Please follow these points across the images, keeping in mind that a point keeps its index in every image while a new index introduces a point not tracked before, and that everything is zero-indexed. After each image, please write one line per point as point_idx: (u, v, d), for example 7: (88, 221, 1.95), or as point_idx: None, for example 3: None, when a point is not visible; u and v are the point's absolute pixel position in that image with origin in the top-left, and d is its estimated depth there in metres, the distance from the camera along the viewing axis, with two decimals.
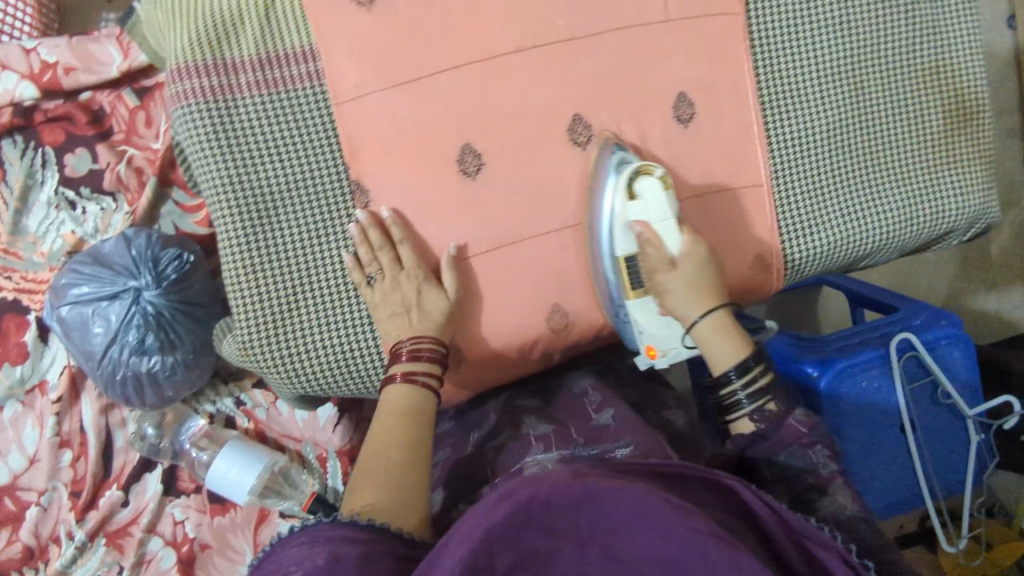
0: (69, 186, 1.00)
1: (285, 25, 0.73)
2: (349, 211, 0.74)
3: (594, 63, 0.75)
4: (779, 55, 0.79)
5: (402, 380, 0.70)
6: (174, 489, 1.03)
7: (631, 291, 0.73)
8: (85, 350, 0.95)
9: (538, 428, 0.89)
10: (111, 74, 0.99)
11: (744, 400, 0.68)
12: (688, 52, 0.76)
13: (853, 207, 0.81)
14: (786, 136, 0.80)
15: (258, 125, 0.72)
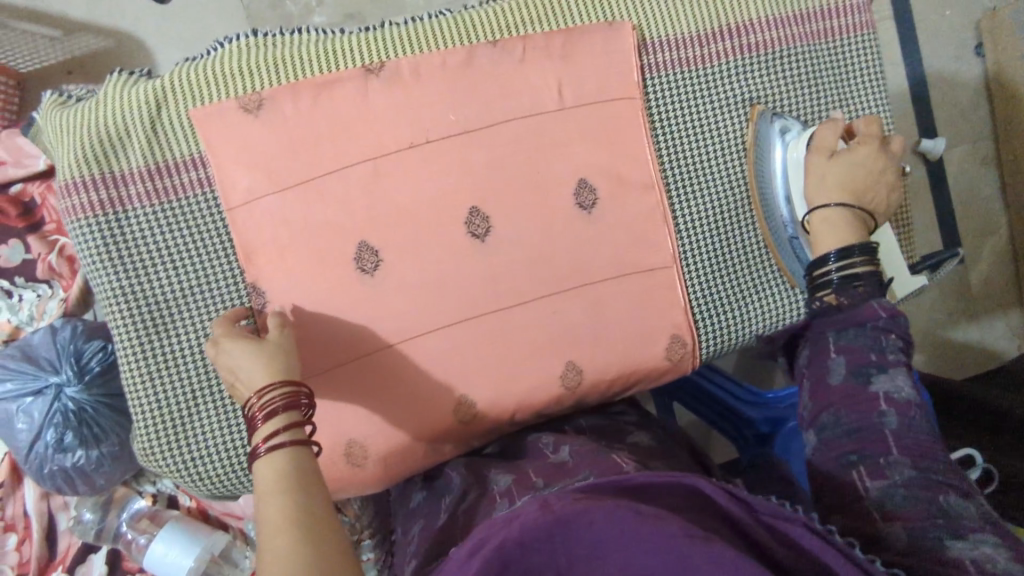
0: (3, 276, 1.01)
1: (172, 134, 0.73)
2: None
3: (488, 154, 0.75)
4: (681, 138, 0.80)
5: (265, 451, 0.60)
6: (119, 569, 1.06)
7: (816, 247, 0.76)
8: (13, 445, 0.91)
9: (501, 479, 0.73)
10: (39, 167, 0.99)
11: (837, 279, 0.70)
12: (585, 137, 0.77)
13: (765, 282, 0.82)
14: (693, 219, 0.81)
15: (149, 236, 0.72)
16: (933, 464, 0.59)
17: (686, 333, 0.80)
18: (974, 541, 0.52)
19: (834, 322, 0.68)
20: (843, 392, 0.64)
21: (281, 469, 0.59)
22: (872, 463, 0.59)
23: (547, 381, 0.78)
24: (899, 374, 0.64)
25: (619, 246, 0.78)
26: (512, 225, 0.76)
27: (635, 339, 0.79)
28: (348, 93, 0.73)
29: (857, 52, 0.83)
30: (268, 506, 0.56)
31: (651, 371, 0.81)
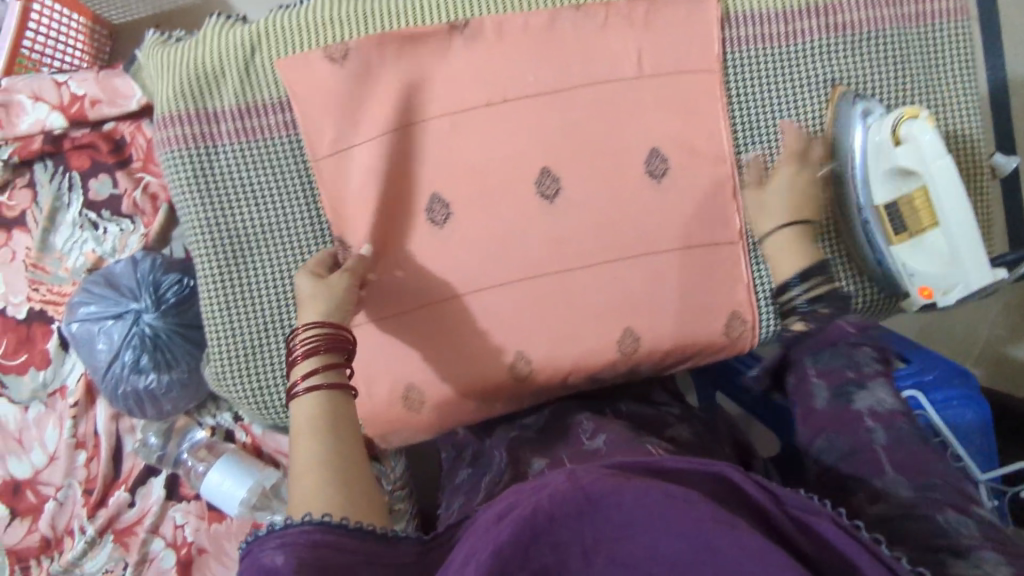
0: (92, 208, 1.08)
1: (262, 75, 0.76)
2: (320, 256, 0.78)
3: (563, 117, 0.76)
4: (758, 116, 0.80)
5: (303, 390, 0.63)
6: (176, 495, 1.14)
7: (897, 236, 0.73)
8: (93, 364, 0.97)
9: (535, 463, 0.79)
10: (131, 107, 1.05)
11: (802, 303, 0.77)
12: (661, 107, 0.77)
13: (831, 268, 0.81)
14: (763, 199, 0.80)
15: (235, 171, 0.76)
16: (930, 481, 0.66)
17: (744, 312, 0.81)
18: (976, 555, 0.56)
19: (808, 348, 0.82)
20: (830, 414, 0.77)
21: (313, 411, 0.61)
22: (872, 488, 0.68)
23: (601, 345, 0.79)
24: (879, 389, 0.77)
25: (685, 218, 0.78)
26: (580, 191, 0.77)
27: (694, 312, 0.79)
28: (432, 48, 0.75)
29: (947, 35, 0.81)
30: (299, 446, 0.58)
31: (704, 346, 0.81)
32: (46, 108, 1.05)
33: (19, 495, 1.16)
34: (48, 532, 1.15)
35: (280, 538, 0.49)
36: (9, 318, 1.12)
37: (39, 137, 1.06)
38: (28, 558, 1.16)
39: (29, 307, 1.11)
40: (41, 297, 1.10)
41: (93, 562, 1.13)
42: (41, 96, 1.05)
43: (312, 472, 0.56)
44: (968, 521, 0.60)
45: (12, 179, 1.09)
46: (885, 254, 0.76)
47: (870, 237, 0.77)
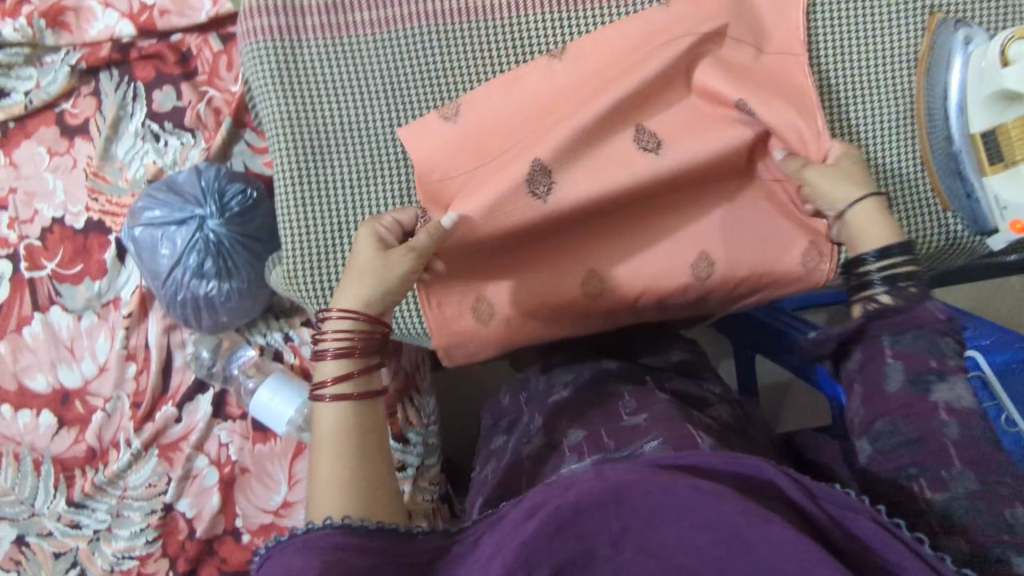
0: (155, 119, 1.08)
1: None
2: (395, 157, 0.78)
3: (654, 31, 0.75)
4: (849, 40, 0.78)
5: (330, 400, 0.61)
6: (222, 413, 1.15)
7: (992, 166, 0.70)
8: (153, 270, 0.97)
9: (571, 435, 0.82)
10: (200, 19, 1.05)
11: (876, 282, 0.66)
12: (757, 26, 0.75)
13: (915, 203, 0.79)
14: (846, 127, 0.79)
15: (319, 66, 0.77)
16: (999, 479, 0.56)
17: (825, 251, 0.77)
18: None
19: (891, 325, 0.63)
20: (901, 401, 0.60)
21: (341, 419, 0.61)
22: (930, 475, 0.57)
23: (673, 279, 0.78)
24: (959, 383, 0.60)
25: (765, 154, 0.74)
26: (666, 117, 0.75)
27: (773, 242, 0.78)
28: None
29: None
30: (323, 453, 0.59)
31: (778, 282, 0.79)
32: (116, 16, 1.06)
33: (66, 405, 1.17)
34: (94, 443, 1.16)
35: (301, 541, 0.50)
36: (67, 227, 1.12)
37: (107, 45, 1.06)
38: (72, 468, 1.17)
39: (87, 217, 1.12)
40: (99, 207, 1.11)
41: (137, 475, 1.15)
42: (112, 5, 1.06)
43: (334, 487, 0.57)
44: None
45: (77, 86, 1.08)
46: (975, 185, 0.73)
47: (961, 169, 0.74)
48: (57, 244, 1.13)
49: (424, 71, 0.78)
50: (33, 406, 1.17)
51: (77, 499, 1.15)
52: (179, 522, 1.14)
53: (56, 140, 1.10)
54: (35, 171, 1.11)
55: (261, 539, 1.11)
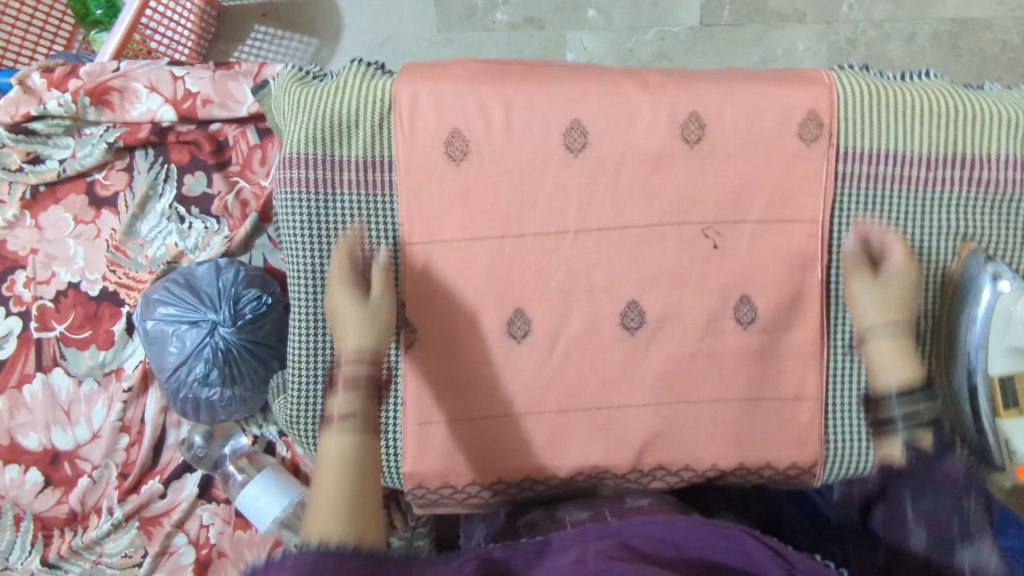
0: (183, 203, 1.08)
1: (368, 123, 0.73)
2: (399, 322, 0.77)
3: (675, 188, 0.74)
4: (854, 262, 0.76)
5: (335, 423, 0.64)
6: (208, 495, 1.15)
7: (1005, 411, 0.69)
8: (159, 364, 0.97)
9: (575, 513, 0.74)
10: (241, 113, 1.05)
11: (897, 422, 0.69)
12: (779, 207, 0.74)
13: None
14: (846, 337, 0.77)
15: (349, 224, 0.74)
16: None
17: (807, 303, 0.76)
18: None
19: (917, 482, 0.70)
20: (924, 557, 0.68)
21: (343, 454, 0.62)
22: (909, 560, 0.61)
23: (621, 259, 0.75)
24: (987, 549, 0.66)
25: (775, 188, 0.74)
26: (655, 301, 0.75)
27: (773, 438, 0.77)
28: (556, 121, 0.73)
29: None
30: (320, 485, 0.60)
31: (750, 353, 0.76)
32: (159, 100, 1.05)
33: (54, 467, 1.16)
34: (77, 506, 1.16)
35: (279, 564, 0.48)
36: (82, 292, 1.13)
37: (147, 126, 1.06)
38: (52, 528, 1.16)
39: (102, 286, 1.12)
40: (116, 279, 1.11)
41: (115, 544, 1.14)
42: (157, 88, 1.04)
43: (330, 513, 0.56)
44: None
45: (111, 159, 1.09)
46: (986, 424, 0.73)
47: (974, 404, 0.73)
48: (69, 309, 1.13)
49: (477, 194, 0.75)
50: (21, 462, 1.16)
51: (52, 560, 1.14)
52: None
53: (84, 208, 1.11)
54: (58, 235, 1.12)
55: None
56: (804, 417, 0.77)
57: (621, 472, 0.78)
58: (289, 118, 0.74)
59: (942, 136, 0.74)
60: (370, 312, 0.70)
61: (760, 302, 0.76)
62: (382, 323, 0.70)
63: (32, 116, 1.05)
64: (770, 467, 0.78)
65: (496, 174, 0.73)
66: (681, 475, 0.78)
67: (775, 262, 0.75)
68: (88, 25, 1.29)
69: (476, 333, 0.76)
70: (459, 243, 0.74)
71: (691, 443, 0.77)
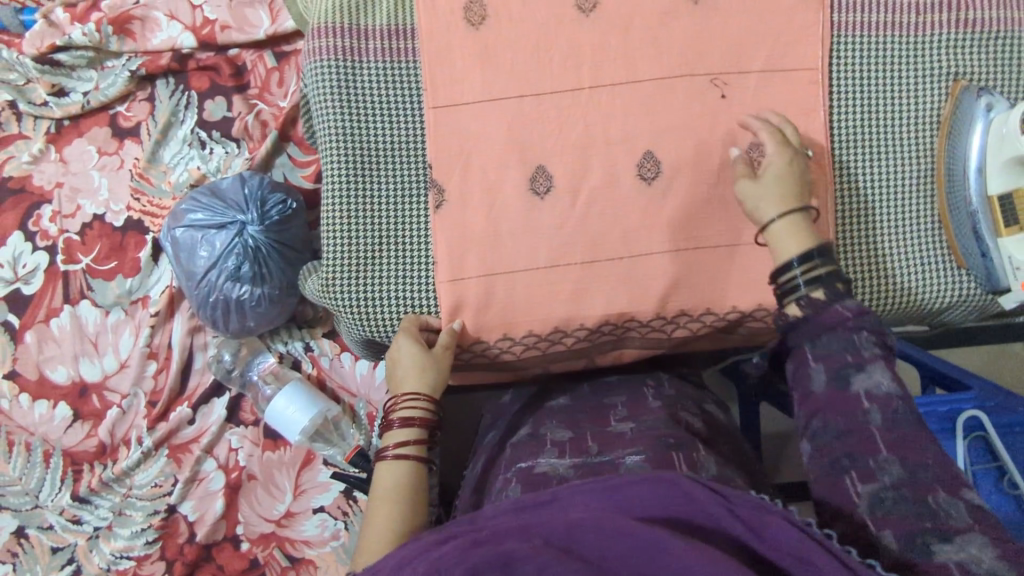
0: (204, 128, 1.12)
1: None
2: (426, 182, 0.81)
3: (681, 41, 0.80)
4: (854, 102, 0.82)
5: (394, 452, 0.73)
6: (236, 418, 1.16)
7: (1005, 228, 0.75)
8: (188, 271, 1.00)
9: (557, 432, 0.79)
10: (258, 36, 1.11)
11: (801, 284, 0.69)
12: (778, 55, 0.80)
13: (933, 258, 0.82)
14: (851, 175, 0.82)
15: (375, 89, 0.80)
16: (923, 461, 0.57)
17: (814, 146, 0.81)
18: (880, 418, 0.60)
19: (809, 333, 0.66)
20: (828, 399, 0.63)
21: (398, 478, 0.71)
22: (863, 468, 0.58)
23: (635, 112, 0.80)
24: (878, 370, 0.62)
25: (773, 37, 0.80)
26: (671, 152, 0.80)
27: None
28: None
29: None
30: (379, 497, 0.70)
31: None
32: (179, 27, 1.10)
33: (83, 399, 1.16)
34: (106, 438, 1.14)
35: None
36: (107, 223, 1.16)
37: (167, 54, 1.11)
38: (82, 462, 1.14)
39: (127, 216, 1.15)
40: (140, 207, 1.14)
41: (144, 475, 1.13)
42: (177, 17, 1.10)
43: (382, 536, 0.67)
44: (959, 505, 0.54)
45: (133, 91, 1.14)
46: (988, 245, 0.77)
47: (975, 228, 0.78)
48: (94, 240, 1.16)
49: (499, 60, 0.79)
50: (50, 398, 1.15)
51: (82, 494, 1.12)
52: (180, 525, 1.11)
53: (107, 141, 1.15)
54: (82, 168, 1.16)
55: (261, 548, 1.11)
56: None
57: (646, 321, 0.82)
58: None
59: None
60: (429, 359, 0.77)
61: (769, 148, 0.80)
62: (441, 371, 0.78)
63: (56, 48, 1.11)
64: None
65: (513, 37, 0.79)
66: (705, 320, 0.82)
67: (778, 108, 0.80)
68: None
69: (501, 192, 0.80)
70: (480, 103, 0.79)
71: (714, 287, 0.81)
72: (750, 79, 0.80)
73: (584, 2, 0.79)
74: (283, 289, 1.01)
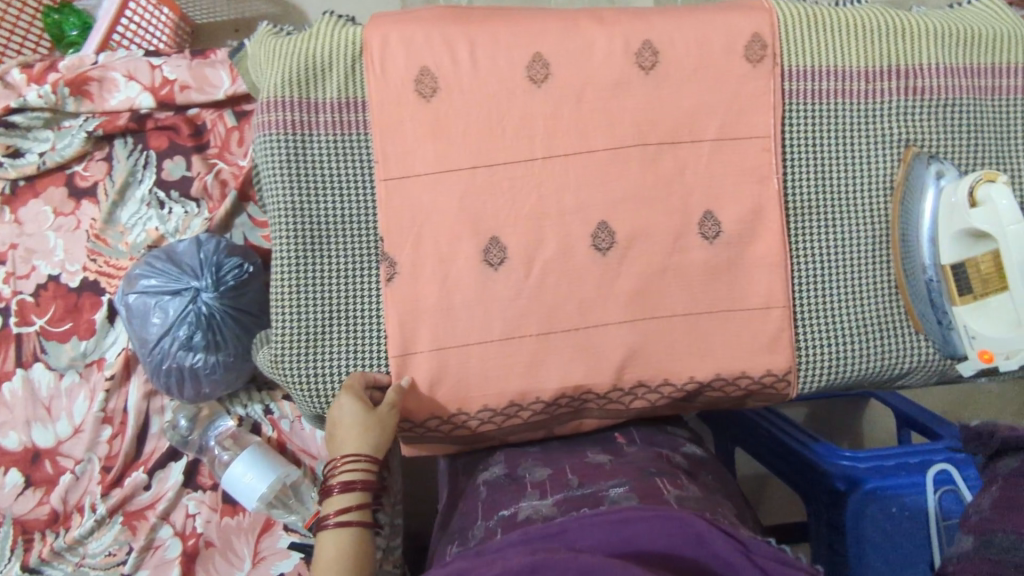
0: (162, 187, 1.11)
1: (340, 67, 0.79)
2: (378, 254, 0.80)
3: (633, 110, 0.80)
4: (808, 169, 0.82)
5: (335, 519, 0.71)
6: (193, 483, 1.12)
7: (959, 297, 0.76)
8: (141, 337, 0.97)
9: (535, 472, 0.79)
10: (218, 96, 1.10)
11: None
12: (731, 123, 0.80)
13: (890, 323, 0.82)
14: (808, 242, 0.82)
15: (326, 162, 0.79)
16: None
17: (768, 215, 0.80)
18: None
19: None
20: None
21: (342, 547, 0.71)
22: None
23: (587, 181, 0.79)
24: None
25: (725, 106, 0.80)
26: (627, 221, 0.79)
27: (748, 348, 0.80)
28: (519, 58, 0.79)
29: (974, 74, 0.83)
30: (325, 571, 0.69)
31: (720, 265, 0.80)
32: (138, 88, 1.09)
33: (35, 466, 1.12)
34: (58, 506, 1.11)
35: None
36: (62, 284, 1.13)
37: (126, 115, 1.10)
38: (32, 531, 1.10)
39: (83, 276, 1.13)
40: (97, 268, 1.12)
41: (97, 544, 1.09)
42: (135, 77, 1.09)
43: None
44: None
45: (91, 150, 1.12)
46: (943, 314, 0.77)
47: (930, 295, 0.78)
48: (49, 301, 1.13)
49: (451, 131, 0.79)
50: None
51: (33, 564, 1.07)
52: None
53: (63, 200, 1.13)
54: (38, 228, 1.13)
55: None
56: (777, 323, 0.80)
57: (602, 392, 0.81)
58: (263, 66, 0.79)
59: (875, 50, 0.82)
60: (374, 419, 0.74)
61: (723, 217, 0.80)
62: (387, 430, 0.75)
63: (12, 109, 1.10)
64: (746, 376, 0.81)
65: (465, 109, 0.79)
66: (662, 390, 0.81)
67: (731, 175, 0.80)
68: (65, 47, 1.25)
69: (454, 264, 0.78)
70: (433, 174, 0.79)
71: (670, 357, 0.80)
72: (703, 149, 0.80)
73: (535, 73, 0.79)
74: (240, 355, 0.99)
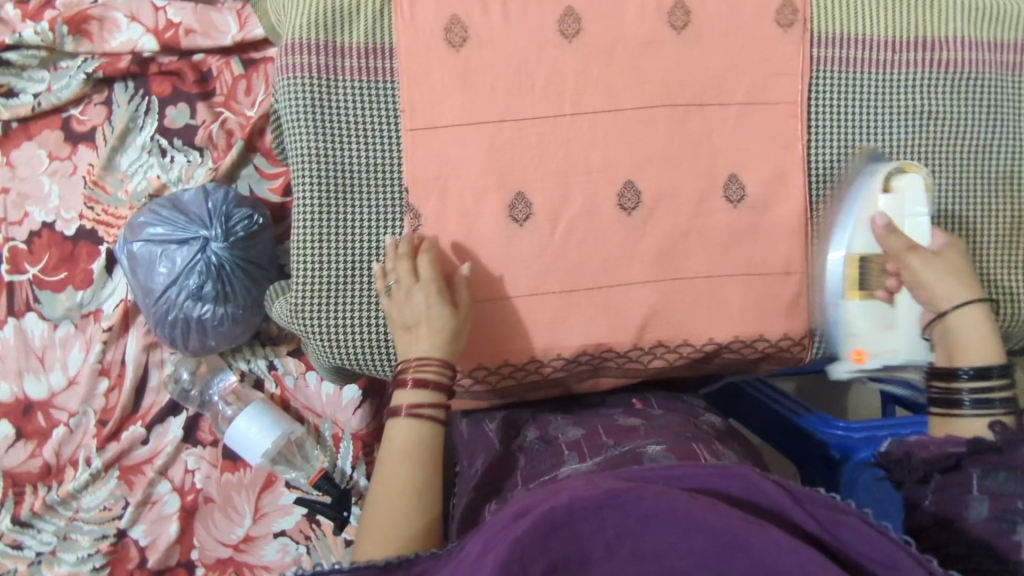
0: (165, 135, 1.07)
1: (367, 11, 0.77)
2: (401, 205, 0.79)
3: (663, 70, 0.79)
4: (832, 137, 0.82)
5: (408, 411, 0.71)
6: (193, 438, 1.10)
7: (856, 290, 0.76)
8: (146, 286, 0.95)
9: (569, 432, 0.79)
10: (224, 42, 1.07)
11: None
12: (758, 87, 0.81)
13: None
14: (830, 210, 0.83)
15: (350, 108, 0.77)
16: None
17: (791, 180, 0.81)
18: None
19: None
20: None
21: (412, 436, 0.70)
22: None
23: (615, 139, 0.79)
24: None
25: (753, 69, 0.81)
26: (653, 180, 0.79)
27: (766, 311, 0.81)
28: (550, 13, 0.78)
29: (996, 50, 0.85)
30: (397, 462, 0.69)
31: (742, 228, 0.81)
32: (140, 30, 1.06)
33: (27, 417, 1.09)
34: (51, 459, 1.08)
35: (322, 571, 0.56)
36: (57, 232, 1.09)
37: (127, 57, 1.06)
38: (24, 484, 1.07)
39: (79, 224, 1.09)
40: (94, 216, 1.09)
41: (93, 497, 1.07)
42: (138, 19, 1.06)
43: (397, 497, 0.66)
44: None
45: (89, 93, 1.08)
46: None
47: None
48: (43, 249, 1.09)
49: (480, 83, 0.77)
50: None
51: (24, 517, 1.05)
52: (130, 550, 1.06)
53: (59, 144, 1.09)
54: (32, 172, 1.09)
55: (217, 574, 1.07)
56: (793, 287, 0.82)
57: (622, 351, 0.81)
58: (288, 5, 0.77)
59: (902, 20, 0.82)
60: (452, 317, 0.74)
61: (748, 180, 0.80)
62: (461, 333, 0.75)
63: (7, 46, 1.05)
64: (765, 339, 0.82)
65: (494, 60, 0.78)
66: (681, 350, 0.82)
67: (756, 139, 0.81)
68: None
69: (479, 218, 0.78)
70: (459, 126, 0.77)
71: (690, 317, 0.81)
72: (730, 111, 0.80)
73: (567, 28, 0.78)
74: (248, 307, 0.97)
